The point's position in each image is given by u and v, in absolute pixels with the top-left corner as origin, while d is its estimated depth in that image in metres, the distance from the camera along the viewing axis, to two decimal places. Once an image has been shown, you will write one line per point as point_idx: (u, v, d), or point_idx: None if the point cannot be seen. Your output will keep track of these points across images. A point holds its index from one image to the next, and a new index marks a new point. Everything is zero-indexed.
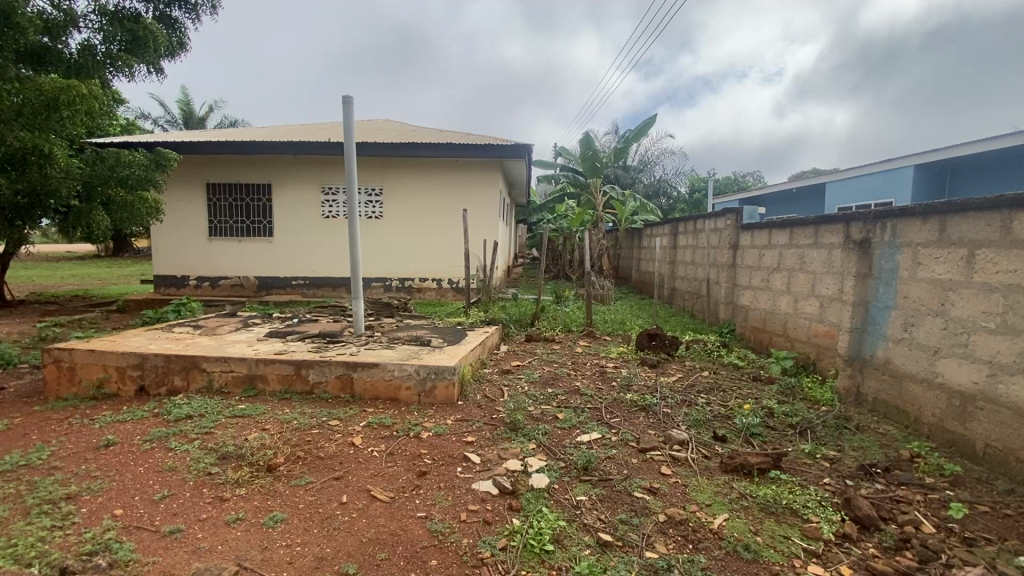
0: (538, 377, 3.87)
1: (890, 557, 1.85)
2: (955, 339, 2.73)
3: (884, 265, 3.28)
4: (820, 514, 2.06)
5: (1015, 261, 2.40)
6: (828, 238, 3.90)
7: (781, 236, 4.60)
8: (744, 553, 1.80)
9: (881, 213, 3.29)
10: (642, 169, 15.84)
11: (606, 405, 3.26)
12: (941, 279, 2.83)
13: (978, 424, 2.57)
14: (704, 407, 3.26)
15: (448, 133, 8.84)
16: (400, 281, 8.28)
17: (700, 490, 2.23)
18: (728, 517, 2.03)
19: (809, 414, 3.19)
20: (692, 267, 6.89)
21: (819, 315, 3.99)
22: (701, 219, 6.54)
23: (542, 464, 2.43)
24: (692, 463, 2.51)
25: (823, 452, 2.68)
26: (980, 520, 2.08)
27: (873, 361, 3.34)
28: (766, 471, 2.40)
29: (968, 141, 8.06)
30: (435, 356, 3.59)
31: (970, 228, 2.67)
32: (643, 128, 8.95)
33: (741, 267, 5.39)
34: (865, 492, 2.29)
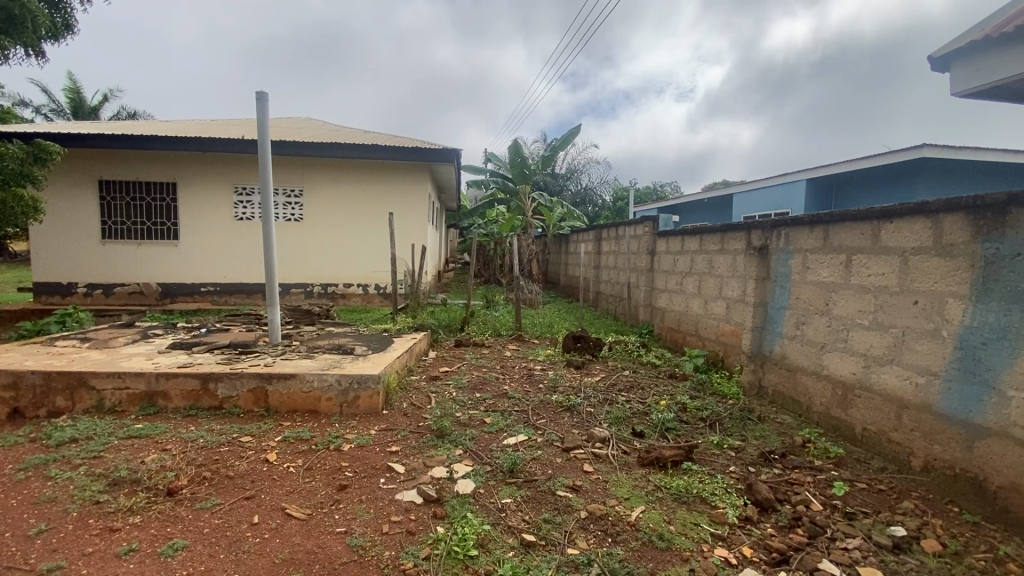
0: (467, 383, 3.84)
1: (784, 535, 2.03)
2: (837, 335, 3.06)
3: (780, 269, 3.61)
4: (725, 500, 2.23)
5: (883, 266, 2.74)
6: (732, 244, 4.24)
7: (693, 242, 4.93)
8: (658, 542, 1.90)
9: (777, 222, 3.62)
10: (569, 177, 16.37)
11: (533, 407, 3.32)
12: (826, 281, 3.17)
13: (857, 410, 2.89)
14: (624, 404, 3.41)
15: (374, 135, 8.61)
16: (323, 287, 7.93)
17: (619, 485, 2.33)
18: (645, 509, 2.13)
19: (717, 407, 3.43)
20: (614, 272, 7.18)
21: (726, 315, 4.31)
22: (622, 226, 6.84)
23: (468, 469, 2.42)
24: (612, 459, 2.61)
25: (730, 442, 2.89)
26: (859, 496, 2.35)
27: (771, 356, 3.66)
28: (679, 463, 2.55)
29: (849, 158, 9.07)
30: (358, 364, 3.46)
31: (848, 236, 3.00)
32: (568, 137, 9.21)
33: (658, 271, 5.70)
34: (764, 476, 2.51)
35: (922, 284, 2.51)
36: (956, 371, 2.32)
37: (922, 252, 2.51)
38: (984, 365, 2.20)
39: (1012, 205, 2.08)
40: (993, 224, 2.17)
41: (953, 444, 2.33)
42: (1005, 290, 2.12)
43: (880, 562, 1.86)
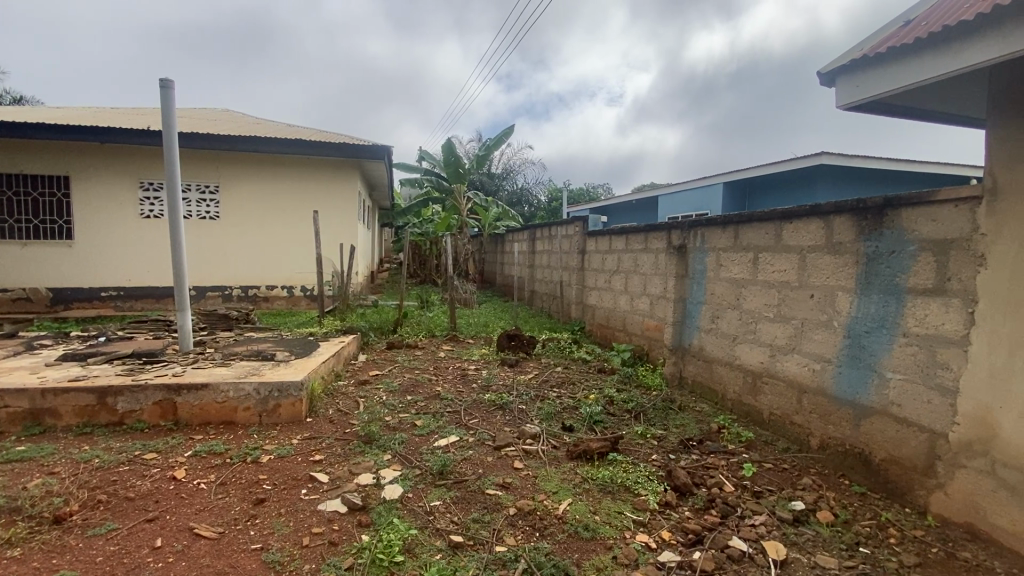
0: (398, 386, 3.76)
1: (700, 517, 2.15)
2: (747, 328, 3.29)
3: (696, 266, 3.83)
4: (647, 488, 2.33)
5: (785, 263, 2.98)
6: (655, 243, 4.45)
7: (619, 242, 5.12)
8: (584, 532, 1.96)
9: (693, 223, 3.85)
10: (504, 177, 16.46)
11: (465, 408, 3.30)
12: (736, 278, 3.40)
13: (765, 396, 3.13)
14: (555, 400, 3.48)
15: (298, 129, 8.21)
16: (243, 290, 7.46)
17: (548, 479, 2.37)
18: (572, 501, 2.18)
19: (642, 399, 3.58)
20: (547, 271, 7.32)
21: (650, 311, 4.52)
22: (554, 225, 6.98)
23: (396, 474, 2.37)
24: (542, 455, 2.65)
25: (653, 432, 3.03)
26: (766, 476, 2.54)
27: (690, 349, 3.88)
28: (605, 455, 2.63)
29: (761, 163, 9.80)
30: (279, 371, 3.29)
31: (755, 235, 3.23)
32: (502, 137, 9.23)
33: (588, 269, 5.86)
34: (683, 462, 2.66)
35: (816, 279, 2.76)
36: (846, 358, 2.57)
37: (816, 250, 2.76)
38: (868, 350, 2.45)
39: (888, 207, 2.34)
40: (873, 224, 2.42)
41: (844, 423, 2.58)
42: (884, 283, 2.38)
43: (782, 535, 2.02)
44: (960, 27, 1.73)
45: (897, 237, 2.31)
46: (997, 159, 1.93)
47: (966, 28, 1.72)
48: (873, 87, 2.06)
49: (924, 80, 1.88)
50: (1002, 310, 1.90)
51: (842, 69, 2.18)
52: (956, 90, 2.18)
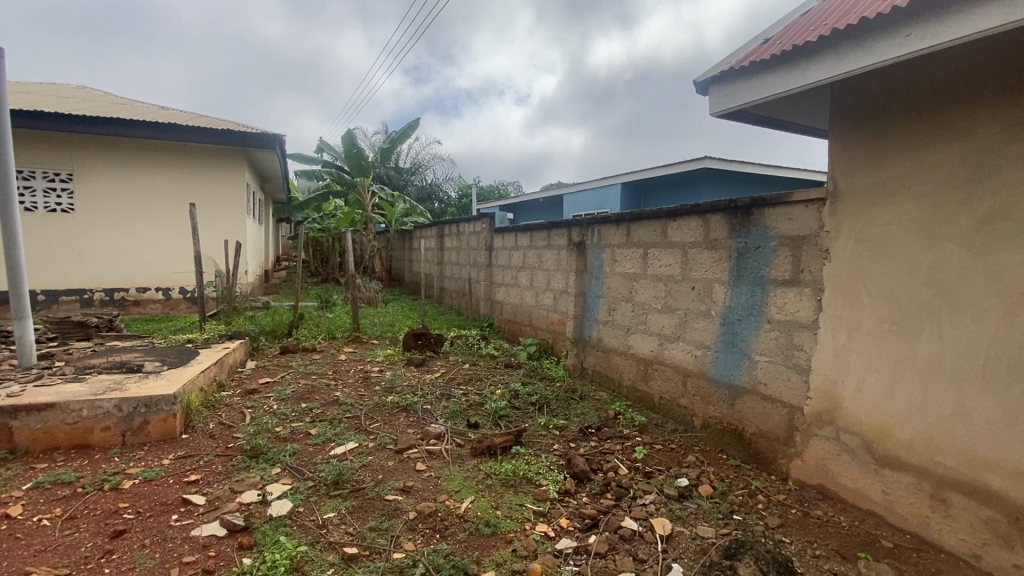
0: (291, 393, 3.51)
1: (596, 501, 2.25)
2: (639, 319, 3.50)
3: (594, 262, 4.00)
4: (548, 478, 2.39)
5: (670, 258, 3.21)
6: (557, 240, 4.59)
7: (524, 239, 5.22)
8: (485, 529, 1.95)
9: (591, 221, 4.01)
10: (413, 172, 16.07)
11: (366, 412, 3.17)
12: (629, 272, 3.60)
13: (655, 382, 3.34)
14: (460, 398, 3.45)
15: (172, 113, 7.36)
16: (108, 293, 6.55)
17: (451, 479, 2.34)
18: (474, 498, 2.18)
19: (546, 391, 3.67)
20: (456, 267, 7.25)
21: (554, 305, 4.65)
22: (462, 222, 6.94)
23: (285, 488, 2.20)
24: (446, 454, 2.62)
25: (555, 423, 3.12)
26: (656, 456, 2.73)
27: (590, 341, 4.05)
28: (508, 449, 2.66)
29: (655, 166, 10.49)
30: (147, 384, 2.92)
31: (644, 232, 3.44)
32: (408, 131, 8.96)
33: (496, 266, 5.90)
34: (583, 450, 2.77)
35: (697, 272, 3.00)
36: (722, 343, 2.83)
37: (696, 246, 3.00)
38: (740, 336, 2.71)
39: (754, 207, 2.59)
40: (742, 223, 2.68)
41: (721, 403, 2.83)
42: (751, 276, 2.65)
43: (668, 511, 2.17)
44: (806, 47, 1.95)
45: (761, 234, 2.57)
46: (837, 166, 2.22)
47: (810, 48, 1.95)
48: (738, 97, 2.28)
49: (780, 93, 2.10)
50: (843, 297, 2.19)
51: (714, 79, 2.37)
52: (805, 104, 2.47)
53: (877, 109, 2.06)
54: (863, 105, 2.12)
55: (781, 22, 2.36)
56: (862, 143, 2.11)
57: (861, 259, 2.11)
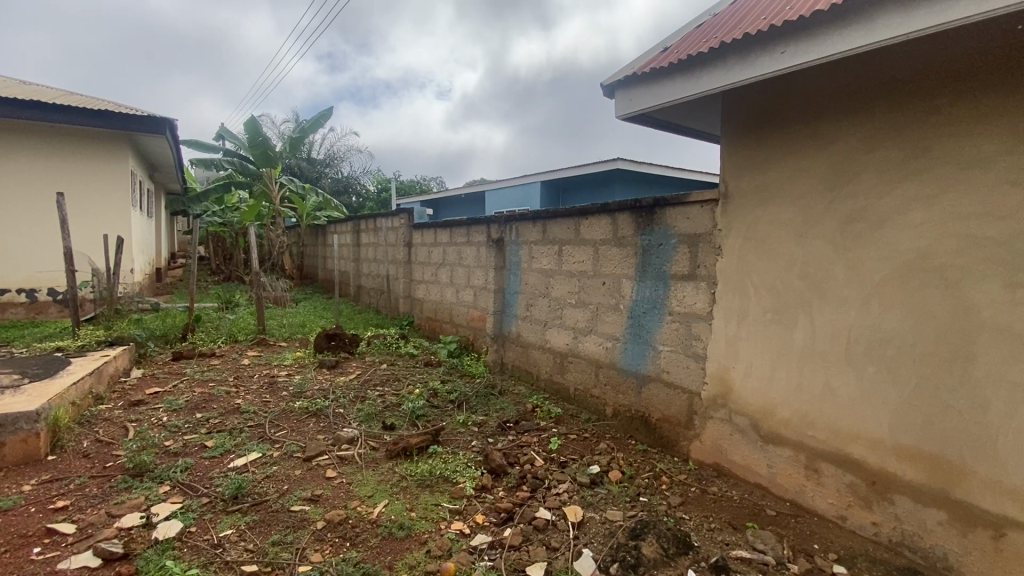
0: (185, 402, 3.21)
1: (512, 494, 2.28)
2: (555, 314, 3.60)
3: (512, 259, 4.05)
4: (465, 474, 2.39)
5: (582, 255, 3.32)
6: (476, 236, 4.58)
7: (443, 235, 5.16)
8: (398, 532, 1.91)
9: (508, 217, 4.05)
10: (327, 164, 15.29)
11: (271, 419, 2.98)
12: (545, 268, 3.68)
13: (571, 374, 3.45)
14: (375, 399, 3.35)
15: (35, 88, 6.43)
16: None
17: (363, 484, 2.26)
18: (387, 501, 2.12)
19: (465, 388, 3.66)
20: (373, 264, 7.01)
21: (473, 302, 4.64)
22: (379, 218, 6.72)
23: (175, 507, 2.01)
24: (359, 459, 2.53)
25: (473, 419, 3.12)
26: (571, 446, 2.82)
27: (509, 336, 4.09)
28: (425, 448, 2.62)
29: (572, 166, 10.80)
30: (2, 400, 2.53)
31: (559, 230, 3.53)
32: (320, 120, 8.48)
33: (415, 262, 5.78)
34: (500, 445, 2.79)
35: (607, 268, 3.13)
36: (630, 335, 2.98)
37: (606, 244, 3.13)
38: (645, 328, 2.87)
39: (656, 207, 2.75)
40: (647, 221, 2.83)
41: (629, 391, 2.99)
42: (654, 271, 2.81)
43: (580, 498, 2.25)
44: (698, 58, 2.10)
45: (663, 232, 2.73)
46: (728, 169, 2.41)
47: (703, 59, 2.09)
48: (640, 102, 2.40)
49: (677, 100, 2.24)
50: (733, 290, 2.39)
51: (619, 83, 2.48)
52: (701, 111, 2.65)
53: (760, 118, 2.26)
54: (749, 114, 2.32)
55: (679, 33, 2.52)
56: (748, 148, 2.31)
57: (749, 256, 2.31)
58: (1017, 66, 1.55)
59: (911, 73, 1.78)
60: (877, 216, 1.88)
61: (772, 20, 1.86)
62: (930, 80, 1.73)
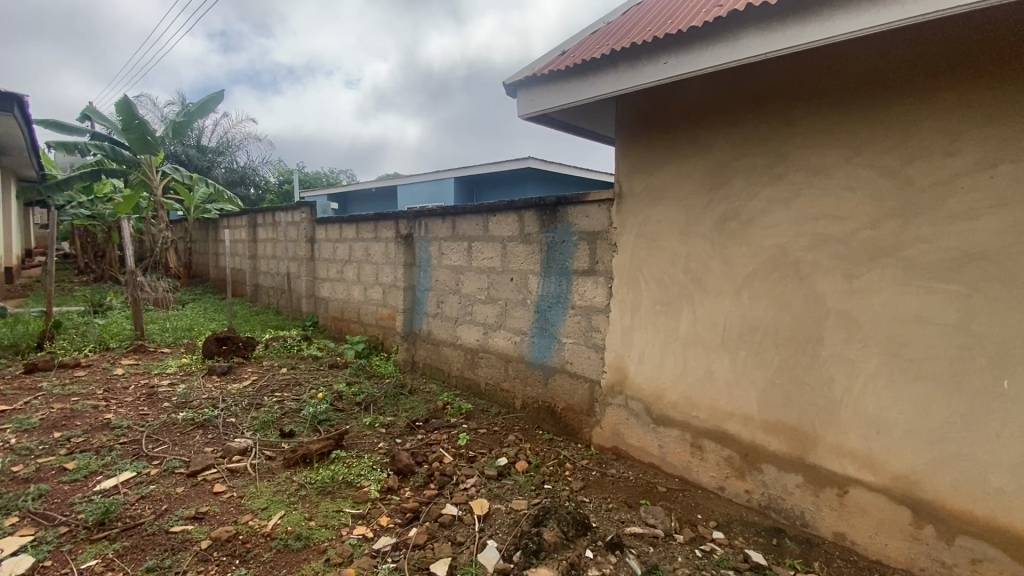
0: (40, 421, 2.79)
1: (419, 493, 2.26)
2: (465, 310, 3.60)
3: (422, 255, 3.99)
4: (370, 478, 2.33)
5: (491, 252, 3.36)
6: (384, 232, 4.46)
7: (349, 230, 4.95)
8: (295, 543, 1.82)
9: (417, 213, 3.98)
10: (220, 151, 13.98)
11: (150, 434, 2.69)
12: (455, 265, 3.67)
13: (481, 369, 3.48)
14: (273, 406, 3.14)
15: None
16: None
17: (256, 496, 2.12)
18: (284, 513, 2.01)
19: (372, 389, 3.55)
20: (273, 261, 6.56)
21: (382, 300, 4.51)
22: (278, 211, 6.30)
23: (24, 541, 1.76)
24: (253, 470, 2.36)
25: (381, 420, 3.05)
26: (480, 440, 2.85)
27: (419, 334, 4.04)
28: (326, 454, 2.51)
29: (484, 163, 10.84)
30: None
31: (468, 226, 3.53)
32: (209, 104, 7.74)
33: (319, 259, 5.49)
34: (408, 444, 2.75)
35: (514, 265, 3.19)
36: (536, 329, 3.06)
37: (513, 240, 3.19)
38: (550, 321, 2.96)
39: (559, 205, 2.85)
40: (550, 219, 2.92)
41: (537, 383, 3.07)
42: (558, 266, 2.91)
43: (487, 491, 2.29)
44: (592, 63, 2.20)
45: (565, 229, 2.84)
46: (622, 171, 2.55)
47: (597, 64, 2.19)
48: (541, 103, 2.47)
49: (573, 102, 2.33)
50: (628, 285, 2.54)
51: (520, 83, 2.53)
52: (598, 115, 2.79)
53: (650, 124, 2.42)
54: (640, 119, 2.47)
55: (576, 38, 2.62)
56: (640, 151, 2.47)
57: (641, 253, 2.47)
58: (856, 88, 1.80)
59: (773, 88, 2.00)
60: (747, 215, 2.09)
61: (656, 32, 2.00)
62: (788, 96, 1.96)
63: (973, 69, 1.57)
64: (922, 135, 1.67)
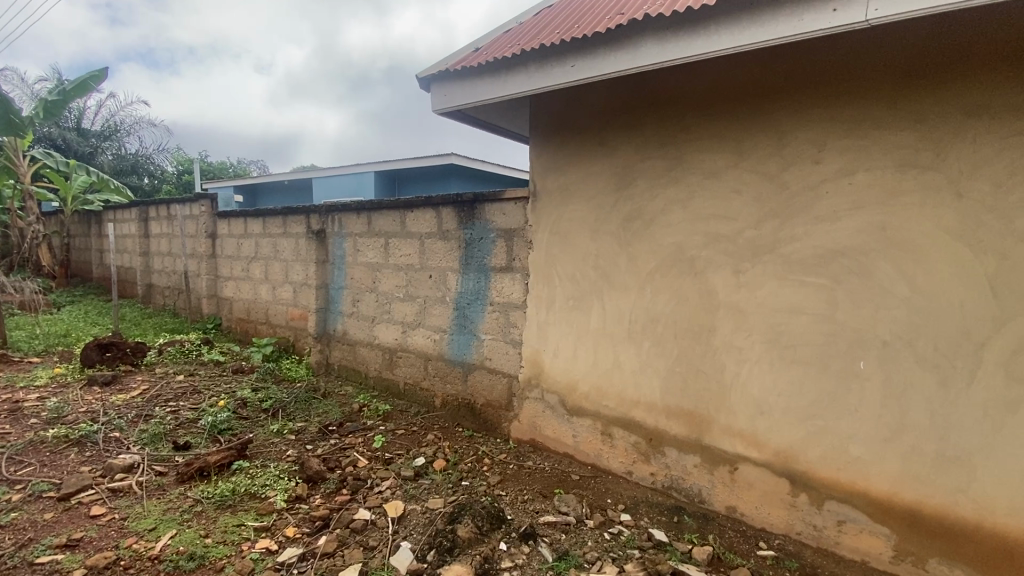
0: None
1: (330, 499, 2.18)
2: (383, 309, 3.51)
3: (336, 251, 3.82)
4: (276, 488, 2.21)
5: (409, 248, 3.29)
6: (294, 227, 4.22)
7: (256, 225, 4.63)
8: (187, 564, 1.68)
9: (330, 208, 3.80)
10: (105, 136, 12.48)
11: (11, 455, 2.36)
12: (372, 261, 3.56)
13: (400, 369, 3.41)
14: (166, 416, 2.88)
15: None
16: None
17: (143, 516, 1.93)
18: (175, 532, 1.85)
19: (282, 394, 3.36)
20: (168, 259, 5.99)
21: (293, 300, 4.28)
22: (174, 204, 5.75)
23: None
24: (139, 488, 2.15)
25: (291, 427, 2.89)
26: (397, 441, 2.79)
27: (334, 335, 3.88)
28: (227, 466, 2.34)
29: (406, 158, 10.60)
30: None
31: (384, 222, 3.44)
32: (90, 83, 6.90)
33: (222, 256, 5.09)
34: (320, 450, 2.64)
35: (432, 262, 3.16)
36: (455, 326, 3.05)
37: (431, 237, 3.15)
38: (469, 318, 2.97)
39: (476, 202, 2.85)
40: (468, 215, 2.92)
41: (456, 381, 3.06)
42: (476, 263, 2.91)
43: (402, 492, 2.25)
44: (503, 61, 2.22)
45: (482, 226, 2.85)
46: (536, 169, 2.60)
47: (508, 62, 2.22)
48: (454, 99, 2.45)
49: (486, 100, 2.34)
50: (542, 281, 2.61)
51: (433, 77, 2.50)
52: (513, 113, 2.82)
53: (562, 124, 2.49)
54: (552, 120, 2.53)
55: (490, 35, 2.63)
56: (552, 151, 2.53)
57: (554, 250, 2.54)
58: (742, 98, 1.96)
59: (672, 95, 2.12)
60: (649, 215, 2.22)
61: (564, 35, 2.06)
62: (685, 104, 2.10)
63: (836, 88, 1.77)
64: (795, 144, 1.86)
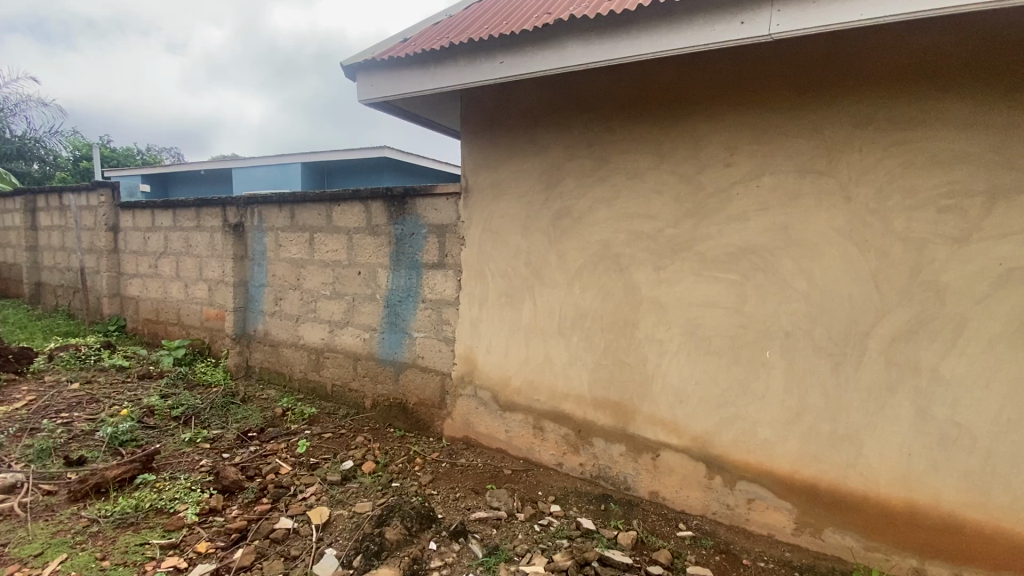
0: None
1: (248, 510, 2.06)
2: (308, 307, 3.35)
3: (256, 247, 3.61)
4: (187, 501, 2.05)
5: (336, 244, 3.17)
6: (209, 221, 3.93)
7: (164, 218, 4.27)
8: None
9: (249, 200, 3.58)
10: None
11: None
12: (296, 257, 3.39)
13: (327, 369, 3.27)
14: (57, 429, 2.59)
15: None
16: None
17: (25, 542, 1.73)
18: (65, 557, 1.67)
19: (195, 400, 3.13)
20: (60, 254, 5.38)
21: (208, 298, 3.99)
22: (66, 193, 5.17)
23: None
24: (22, 510, 1.93)
25: (205, 435, 2.70)
26: (323, 445, 2.68)
27: (255, 335, 3.66)
28: (130, 480, 2.15)
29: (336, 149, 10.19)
30: None
31: (308, 216, 3.28)
32: None
33: (125, 252, 4.65)
34: (238, 458, 2.48)
35: (361, 258, 3.05)
36: (386, 324, 2.97)
37: (359, 232, 3.04)
38: (400, 316, 2.90)
39: (406, 197, 2.79)
40: (398, 210, 2.85)
41: (387, 380, 2.99)
42: (407, 260, 2.85)
43: (328, 497, 2.16)
44: (432, 54, 2.18)
45: (413, 222, 2.80)
46: (467, 165, 2.58)
47: (437, 56, 2.18)
48: (381, 90, 2.38)
49: (415, 92, 2.28)
50: (474, 278, 2.60)
51: (359, 67, 2.41)
52: (443, 107, 2.78)
53: (492, 120, 2.48)
54: (482, 116, 2.52)
55: (418, 27, 2.58)
56: (483, 148, 2.52)
57: (486, 246, 2.54)
58: (663, 102, 2.05)
59: (598, 96, 2.18)
60: (577, 213, 2.27)
61: (493, 31, 2.05)
62: (610, 105, 2.16)
63: (747, 97, 1.89)
64: (710, 147, 1.97)
